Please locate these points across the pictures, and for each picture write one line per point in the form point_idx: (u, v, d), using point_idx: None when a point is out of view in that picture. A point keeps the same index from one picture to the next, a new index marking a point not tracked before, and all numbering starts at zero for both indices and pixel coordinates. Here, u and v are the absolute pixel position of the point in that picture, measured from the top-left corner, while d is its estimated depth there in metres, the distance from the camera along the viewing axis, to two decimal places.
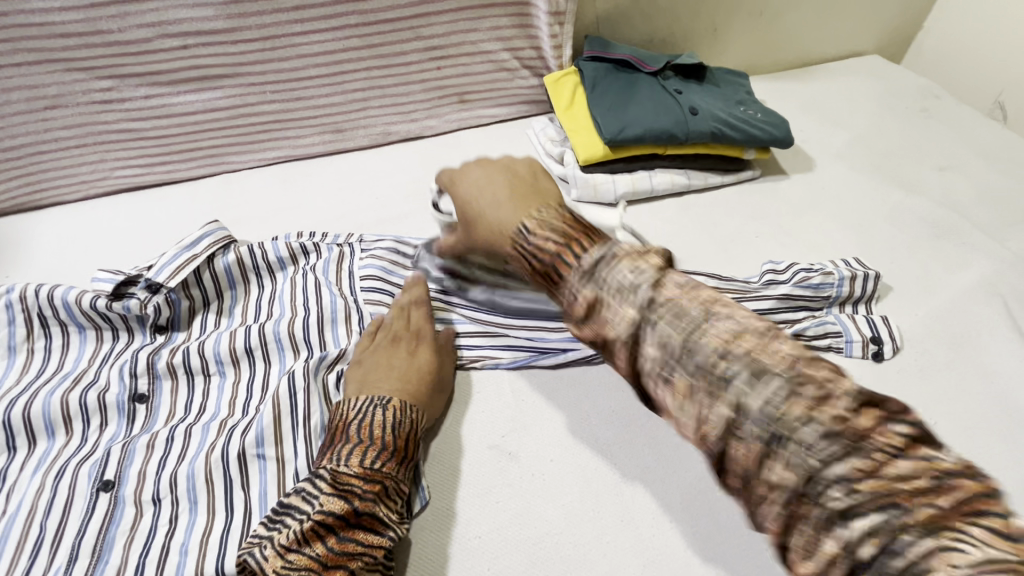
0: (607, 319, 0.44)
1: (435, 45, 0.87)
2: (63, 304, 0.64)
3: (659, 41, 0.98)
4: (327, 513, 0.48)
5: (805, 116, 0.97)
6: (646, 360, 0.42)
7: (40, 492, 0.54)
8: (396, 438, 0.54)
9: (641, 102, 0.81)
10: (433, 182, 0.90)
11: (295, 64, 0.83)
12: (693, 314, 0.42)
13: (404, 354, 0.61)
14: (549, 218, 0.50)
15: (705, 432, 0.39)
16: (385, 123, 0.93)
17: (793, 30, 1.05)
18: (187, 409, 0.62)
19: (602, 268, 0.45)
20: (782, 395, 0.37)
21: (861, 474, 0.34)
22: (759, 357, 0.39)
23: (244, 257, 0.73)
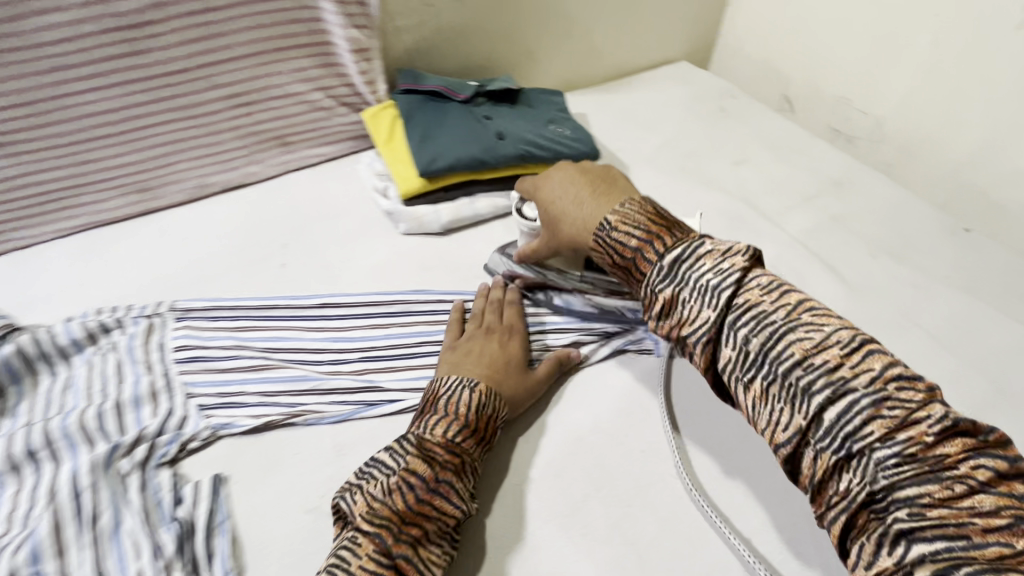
0: (680, 317, 0.55)
1: (237, 92, 0.84)
2: None
3: (476, 68, 1.01)
4: (411, 471, 0.54)
5: (621, 127, 1.03)
6: (724, 359, 0.53)
7: None
8: (478, 419, 0.59)
9: (449, 131, 0.83)
10: (258, 232, 0.86)
11: (74, 126, 0.77)
12: (781, 324, 0.51)
13: (494, 343, 0.68)
14: (627, 213, 0.62)
15: (766, 412, 0.51)
16: (200, 175, 0.88)
17: (604, 47, 1.13)
18: None
19: (682, 265, 0.56)
20: (903, 446, 0.45)
21: (947, 527, 0.42)
22: (894, 418, 0.45)
23: (25, 347, 0.66)
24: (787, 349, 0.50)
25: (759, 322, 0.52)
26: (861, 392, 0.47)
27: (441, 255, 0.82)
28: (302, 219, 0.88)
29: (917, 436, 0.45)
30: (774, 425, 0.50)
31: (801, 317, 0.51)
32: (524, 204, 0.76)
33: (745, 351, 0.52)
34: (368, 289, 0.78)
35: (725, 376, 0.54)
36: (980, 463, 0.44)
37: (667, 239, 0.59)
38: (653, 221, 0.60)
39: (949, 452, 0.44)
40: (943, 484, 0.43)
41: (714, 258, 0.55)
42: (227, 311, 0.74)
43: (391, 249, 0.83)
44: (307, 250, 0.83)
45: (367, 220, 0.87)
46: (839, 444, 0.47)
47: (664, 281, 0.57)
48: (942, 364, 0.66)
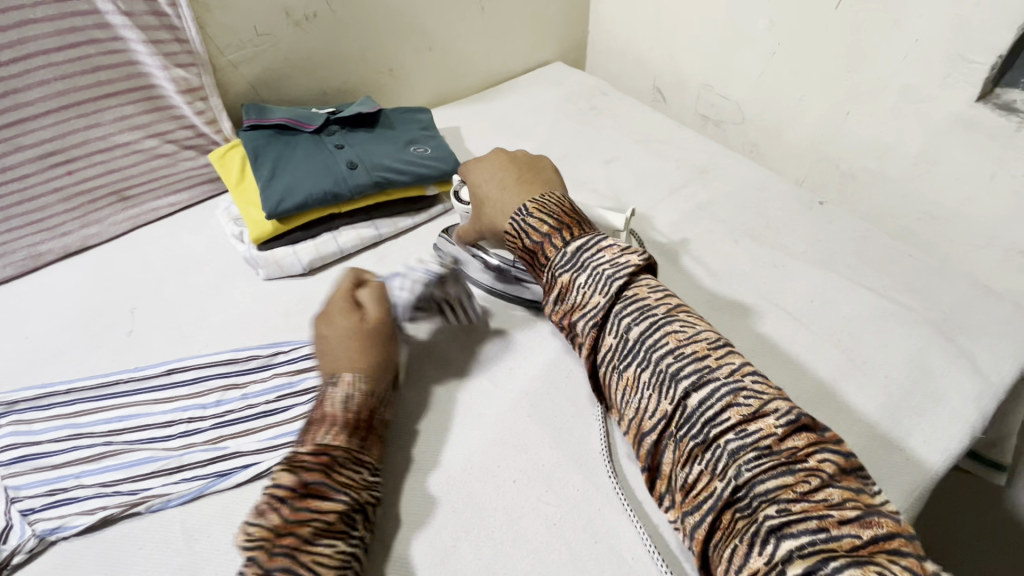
0: (574, 301, 0.58)
1: (50, 150, 0.76)
2: None
3: (334, 94, 0.97)
4: (278, 486, 0.50)
5: (493, 138, 1.02)
6: (605, 346, 0.55)
7: None
8: (348, 412, 0.57)
9: (297, 166, 0.79)
10: (103, 298, 0.78)
11: None
12: (660, 316, 0.53)
13: (332, 326, 0.62)
14: (545, 203, 0.64)
15: (637, 399, 0.51)
16: (28, 245, 0.80)
17: (471, 57, 1.11)
18: None
19: (582, 254, 0.59)
20: (755, 437, 0.43)
21: (810, 521, 0.39)
22: (749, 407, 0.45)
23: None
24: (663, 337, 0.51)
25: (639, 312, 0.54)
26: (724, 381, 0.47)
27: (306, 296, 0.77)
28: (153, 277, 0.81)
29: (769, 428, 0.44)
30: (643, 411, 0.51)
31: (678, 314, 0.54)
32: (462, 187, 0.76)
33: (625, 339, 0.54)
34: (226, 347, 0.72)
35: (605, 370, 0.55)
36: (827, 457, 0.43)
37: (577, 232, 0.61)
38: (566, 214, 0.63)
39: (798, 445, 0.43)
40: (798, 478, 0.41)
41: (613, 253, 0.58)
42: (59, 398, 0.66)
43: (252, 297, 0.78)
44: (158, 312, 0.76)
45: (225, 269, 0.81)
46: (703, 433, 0.46)
47: (565, 267, 0.59)
48: (797, 339, 0.68)
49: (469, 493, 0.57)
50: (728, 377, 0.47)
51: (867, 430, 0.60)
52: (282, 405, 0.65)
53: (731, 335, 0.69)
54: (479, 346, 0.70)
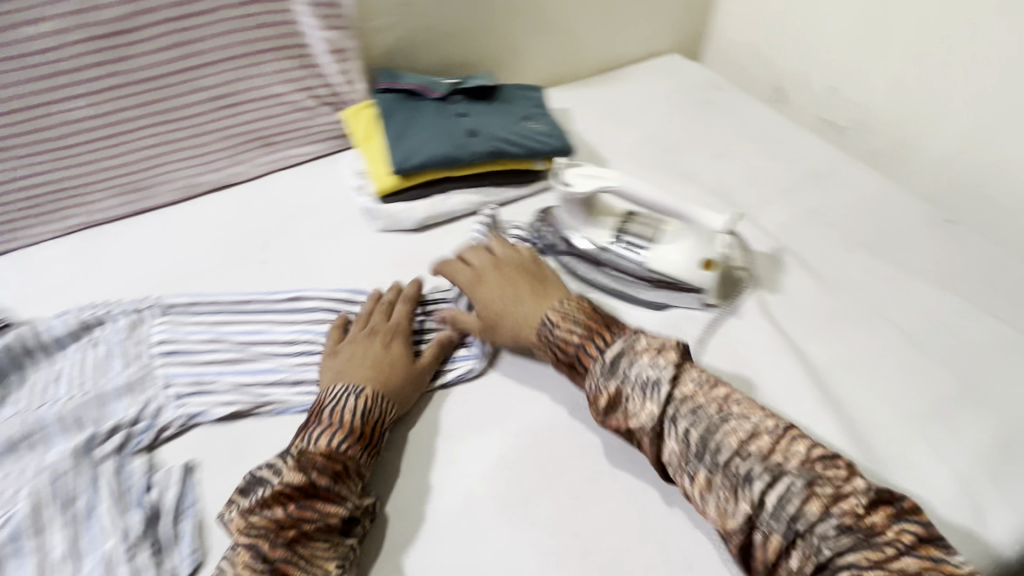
0: (626, 409, 0.57)
1: (220, 94, 0.88)
2: None
3: (457, 66, 1.02)
4: (287, 483, 0.53)
5: (602, 122, 1.03)
6: (671, 455, 0.54)
7: None
8: (363, 423, 0.59)
9: (423, 129, 0.85)
10: (242, 230, 0.88)
11: (71, 129, 0.83)
12: (714, 415, 0.54)
13: (379, 346, 0.67)
14: (568, 312, 0.65)
15: (714, 499, 0.51)
16: (189, 176, 0.92)
17: (588, 42, 1.12)
18: None
19: (622, 362, 0.57)
20: (839, 517, 0.47)
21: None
22: (826, 491, 0.49)
23: (14, 343, 0.71)
24: (727, 439, 0.52)
25: (698, 415, 0.54)
26: (793, 472, 0.50)
27: (414, 250, 0.84)
28: (284, 216, 0.90)
29: (849, 505, 0.48)
30: (725, 511, 0.51)
31: (730, 407, 0.55)
32: (564, 169, 0.73)
33: (690, 445, 0.53)
34: (342, 286, 0.80)
35: (674, 471, 0.55)
36: (903, 527, 0.48)
37: (606, 334, 0.62)
38: (590, 320, 0.64)
39: (875, 519, 0.48)
40: (877, 549, 0.46)
41: (650, 354, 0.57)
42: (206, 306, 0.77)
43: (366, 245, 0.85)
44: (286, 247, 0.85)
45: (345, 217, 0.89)
46: (784, 526, 0.48)
47: (607, 376, 0.58)
48: (905, 358, 0.65)
49: None
50: (785, 464, 0.50)
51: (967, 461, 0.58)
52: None
53: (831, 344, 0.68)
54: None
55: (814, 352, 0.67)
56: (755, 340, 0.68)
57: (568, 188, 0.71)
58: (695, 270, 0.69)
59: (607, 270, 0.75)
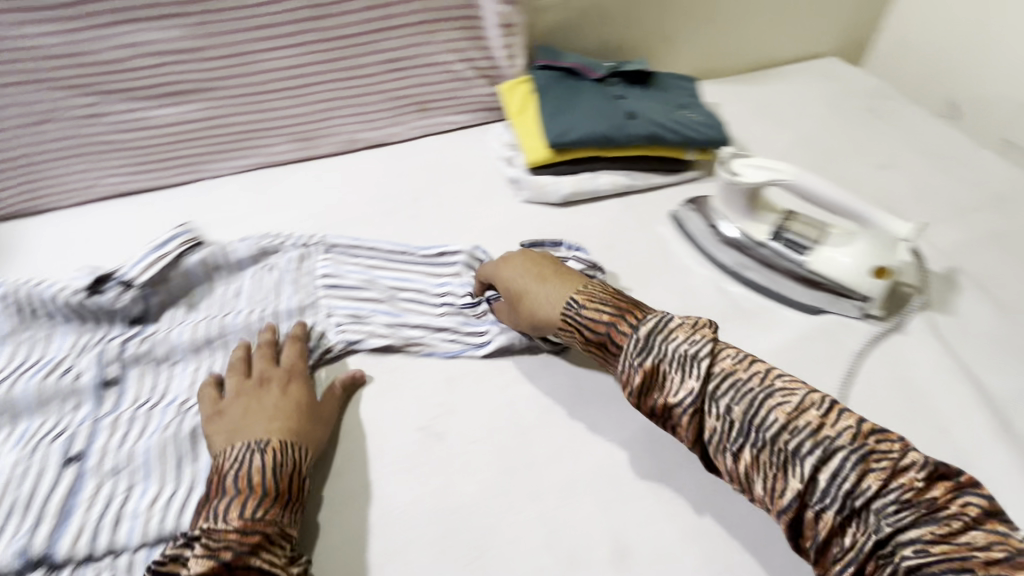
0: (666, 386, 0.54)
1: (394, 58, 0.92)
2: (43, 299, 0.71)
3: (612, 49, 1.02)
4: (195, 573, 0.48)
5: (754, 119, 1.00)
6: (711, 433, 0.52)
7: (14, 464, 0.60)
8: (276, 481, 0.54)
9: (582, 107, 0.86)
10: (396, 186, 0.94)
11: (262, 78, 0.89)
12: (758, 390, 0.51)
13: (276, 392, 0.62)
14: (593, 292, 0.62)
15: (761, 478, 0.49)
16: (352, 131, 0.98)
17: (745, 36, 1.09)
18: (152, 391, 0.68)
19: (657, 339, 0.55)
20: (899, 493, 0.45)
21: (953, 564, 0.41)
22: (883, 467, 0.46)
23: (210, 257, 0.79)
24: (772, 414, 0.50)
25: (740, 390, 0.52)
26: (846, 446, 0.47)
27: (557, 224, 0.86)
28: (434, 178, 0.95)
29: (908, 481, 0.45)
30: (772, 490, 0.48)
31: (774, 381, 0.52)
32: (731, 157, 0.73)
33: (732, 420, 0.51)
34: (486, 249, 0.83)
35: (714, 450, 0.52)
36: (968, 500, 0.45)
37: (637, 313, 0.58)
38: (618, 300, 0.61)
39: (937, 495, 0.45)
40: (942, 524, 0.43)
41: (686, 331, 0.55)
42: (364, 250, 0.82)
43: (511, 213, 0.88)
44: (435, 205, 0.91)
45: (491, 185, 0.93)
46: (838, 502, 0.46)
47: (639, 354, 0.55)
48: None
49: None
50: (834, 436, 0.48)
51: None
52: None
53: (1008, 376, 0.63)
54: (717, 310, 0.72)
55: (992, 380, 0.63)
56: (919, 358, 0.65)
57: (735, 177, 0.71)
58: (865, 276, 0.66)
59: (760, 267, 0.73)
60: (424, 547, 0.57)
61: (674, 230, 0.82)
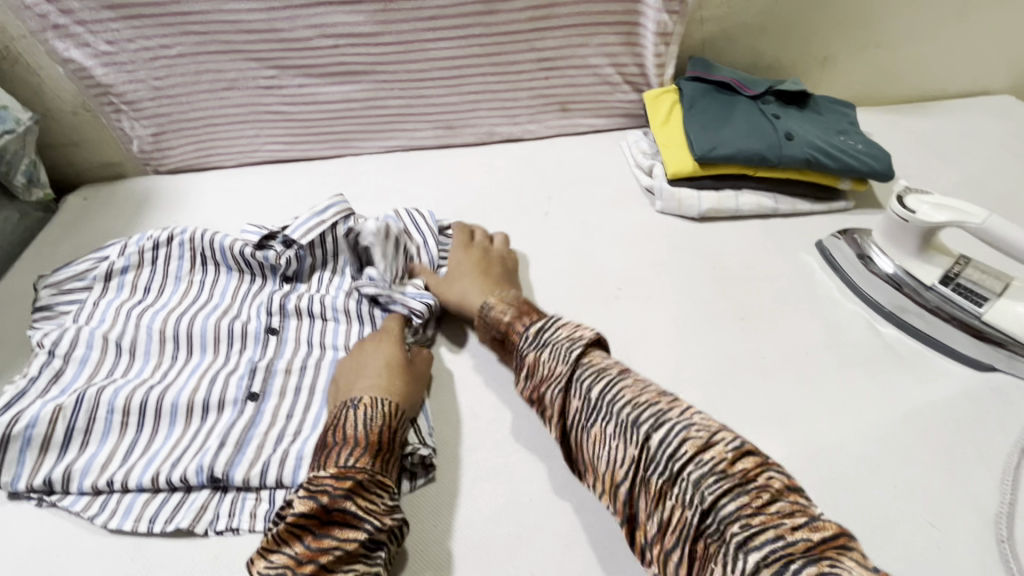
0: (542, 375, 0.58)
1: (546, 57, 0.94)
2: (219, 249, 0.77)
3: (765, 67, 1.00)
4: (298, 513, 0.52)
5: (914, 153, 0.94)
6: (574, 411, 0.55)
7: (196, 390, 0.67)
8: (368, 433, 0.57)
9: (736, 123, 0.84)
10: (528, 180, 0.97)
11: (421, 66, 0.94)
12: (614, 374, 0.56)
13: (373, 349, 0.66)
14: (504, 298, 0.69)
15: (604, 453, 0.52)
16: (491, 124, 1.03)
17: (912, 64, 1.02)
18: (310, 344, 0.72)
19: (542, 325, 0.61)
20: (711, 462, 0.46)
21: (768, 531, 0.42)
22: (700, 437, 0.48)
23: (361, 228, 0.80)
24: (619, 391, 0.54)
25: (595, 371, 0.56)
26: (674, 420, 0.50)
27: (692, 237, 0.85)
28: (566, 177, 0.97)
29: (719, 451, 0.47)
30: (614, 462, 0.51)
31: (629, 369, 0.57)
32: (906, 192, 0.69)
33: (587, 400, 0.55)
34: (617, 252, 0.84)
35: (573, 430, 0.56)
36: (773, 474, 0.46)
37: (534, 318, 0.64)
38: (524, 307, 0.67)
39: (748, 466, 0.46)
40: (752, 494, 0.44)
41: (572, 329, 0.60)
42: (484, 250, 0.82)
43: (643, 220, 0.88)
44: (568, 205, 0.92)
45: (624, 190, 0.93)
46: (660, 467, 0.48)
47: (532, 346, 0.60)
48: None
49: (842, 475, 0.57)
50: (665, 411, 0.51)
51: None
52: (661, 317, 0.74)
53: None
54: (865, 349, 0.69)
55: None
56: None
57: (911, 215, 0.66)
58: None
59: (918, 310, 0.69)
60: (552, 536, 0.58)
61: (820, 260, 0.79)
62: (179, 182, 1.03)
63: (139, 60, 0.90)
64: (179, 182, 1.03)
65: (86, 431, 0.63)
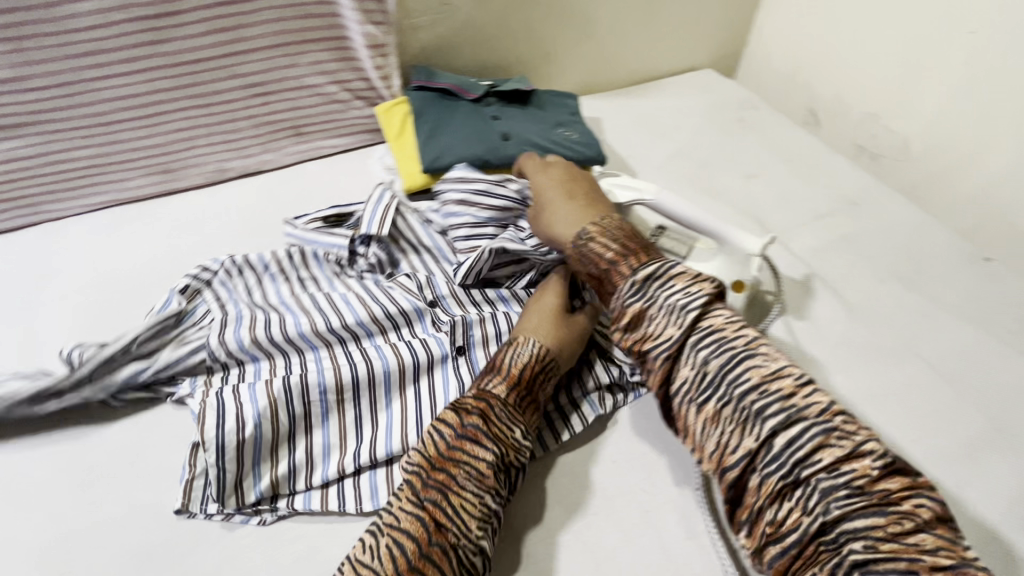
0: (646, 329, 0.55)
1: (255, 81, 0.87)
2: (314, 260, 0.77)
3: (492, 68, 1.02)
4: (440, 421, 0.55)
5: (634, 133, 1.02)
6: (679, 381, 0.53)
7: (398, 355, 0.66)
8: (518, 369, 0.58)
9: (456, 129, 0.85)
10: (270, 218, 0.88)
11: (102, 108, 0.81)
12: (740, 349, 0.51)
13: (544, 294, 0.67)
14: (606, 227, 0.62)
15: (716, 433, 0.50)
16: (218, 160, 0.92)
17: (622, 52, 1.11)
18: (474, 304, 0.73)
19: (653, 282, 0.56)
20: (848, 478, 0.44)
21: (899, 563, 0.40)
22: (841, 447, 0.45)
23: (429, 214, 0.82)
24: (747, 372, 0.50)
25: (721, 345, 0.52)
26: (814, 420, 0.47)
27: None
28: (310, 207, 0.90)
29: (863, 467, 0.44)
30: (724, 446, 0.49)
31: (759, 346, 0.52)
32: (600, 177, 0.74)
33: (705, 372, 0.51)
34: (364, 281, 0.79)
35: (678, 399, 0.53)
36: (923, 503, 0.43)
37: (641, 258, 0.58)
38: (630, 240, 0.60)
39: (892, 488, 0.44)
40: (891, 519, 0.42)
41: (684, 281, 0.56)
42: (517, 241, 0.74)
43: None
44: None
45: None
46: (786, 467, 0.46)
47: (635, 297, 0.56)
48: (930, 400, 0.65)
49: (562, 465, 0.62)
50: (801, 406, 0.48)
51: (986, 514, 0.57)
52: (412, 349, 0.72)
53: (858, 376, 0.67)
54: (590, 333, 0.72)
55: (847, 380, 0.66)
56: None
57: (604, 199, 0.72)
58: (725, 289, 0.67)
59: None
60: None
61: None
62: None
63: None
64: None
65: (304, 418, 0.62)
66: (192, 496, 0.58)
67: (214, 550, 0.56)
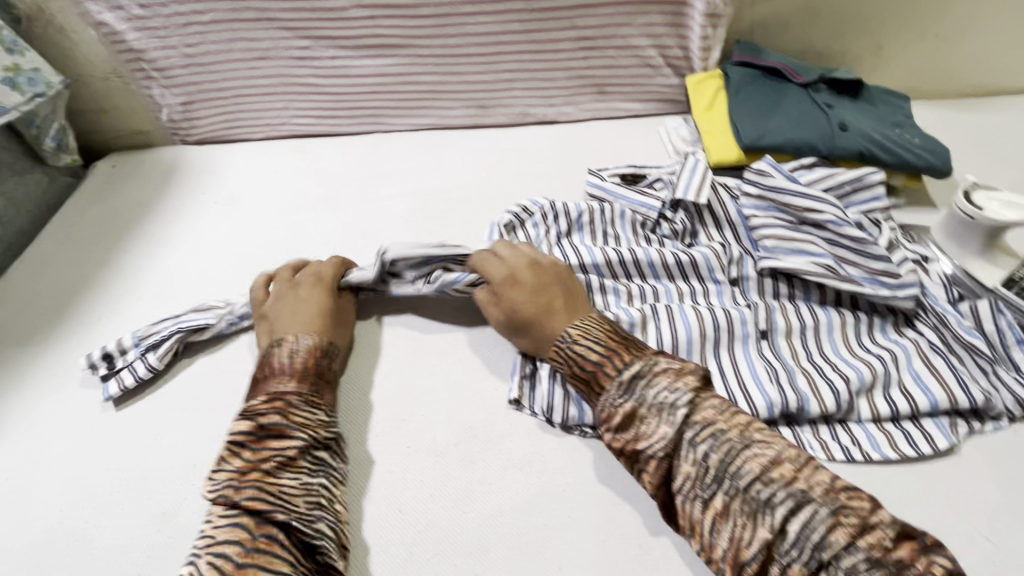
0: (642, 431, 0.50)
1: (587, 36, 0.91)
2: (619, 216, 0.79)
3: (814, 55, 0.95)
4: (236, 432, 0.53)
5: (971, 151, 0.89)
6: (681, 477, 0.48)
7: (700, 317, 0.64)
8: (300, 365, 0.59)
9: (786, 112, 0.81)
10: (564, 163, 0.93)
11: (457, 41, 0.91)
12: (736, 440, 0.47)
13: (307, 296, 0.66)
14: (588, 329, 0.58)
15: (727, 528, 0.45)
16: (526, 104, 0.99)
17: (969, 59, 0.97)
18: (777, 293, 0.69)
19: (641, 382, 0.52)
20: (868, 552, 0.41)
21: None
22: (855, 522, 0.42)
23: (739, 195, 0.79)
24: (747, 464, 0.46)
25: (720, 440, 0.48)
26: (818, 501, 0.44)
27: None
28: (603, 162, 0.93)
29: (877, 538, 0.42)
30: (738, 540, 0.44)
31: (753, 432, 0.48)
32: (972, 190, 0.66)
33: (707, 467, 0.47)
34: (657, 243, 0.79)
35: (681, 498, 0.48)
36: (935, 561, 0.41)
37: (627, 360, 0.54)
38: (612, 339, 0.57)
39: (904, 554, 0.41)
40: None
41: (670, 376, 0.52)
42: (840, 254, 0.69)
43: None
44: None
45: None
46: (806, 554, 0.42)
47: (622, 395, 0.52)
48: None
49: None
50: (803, 486, 0.44)
51: None
52: None
53: None
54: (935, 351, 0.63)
55: None
56: None
57: (980, 211, 0.64)
58: None
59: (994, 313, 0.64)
60: (585, 531, 0.55)
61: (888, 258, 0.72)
62: (200, 154, 1.00)
63: (173, 25, 0.88)
64: (199, 153, 1.01)
65: None
66: (525, 392, 0.63)
67: (526, 442, 0.61)
